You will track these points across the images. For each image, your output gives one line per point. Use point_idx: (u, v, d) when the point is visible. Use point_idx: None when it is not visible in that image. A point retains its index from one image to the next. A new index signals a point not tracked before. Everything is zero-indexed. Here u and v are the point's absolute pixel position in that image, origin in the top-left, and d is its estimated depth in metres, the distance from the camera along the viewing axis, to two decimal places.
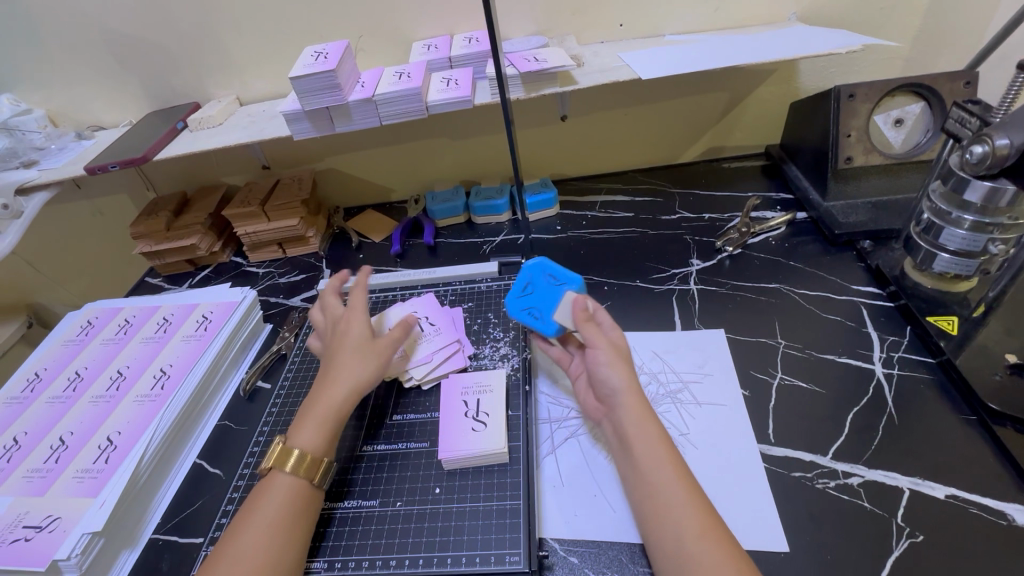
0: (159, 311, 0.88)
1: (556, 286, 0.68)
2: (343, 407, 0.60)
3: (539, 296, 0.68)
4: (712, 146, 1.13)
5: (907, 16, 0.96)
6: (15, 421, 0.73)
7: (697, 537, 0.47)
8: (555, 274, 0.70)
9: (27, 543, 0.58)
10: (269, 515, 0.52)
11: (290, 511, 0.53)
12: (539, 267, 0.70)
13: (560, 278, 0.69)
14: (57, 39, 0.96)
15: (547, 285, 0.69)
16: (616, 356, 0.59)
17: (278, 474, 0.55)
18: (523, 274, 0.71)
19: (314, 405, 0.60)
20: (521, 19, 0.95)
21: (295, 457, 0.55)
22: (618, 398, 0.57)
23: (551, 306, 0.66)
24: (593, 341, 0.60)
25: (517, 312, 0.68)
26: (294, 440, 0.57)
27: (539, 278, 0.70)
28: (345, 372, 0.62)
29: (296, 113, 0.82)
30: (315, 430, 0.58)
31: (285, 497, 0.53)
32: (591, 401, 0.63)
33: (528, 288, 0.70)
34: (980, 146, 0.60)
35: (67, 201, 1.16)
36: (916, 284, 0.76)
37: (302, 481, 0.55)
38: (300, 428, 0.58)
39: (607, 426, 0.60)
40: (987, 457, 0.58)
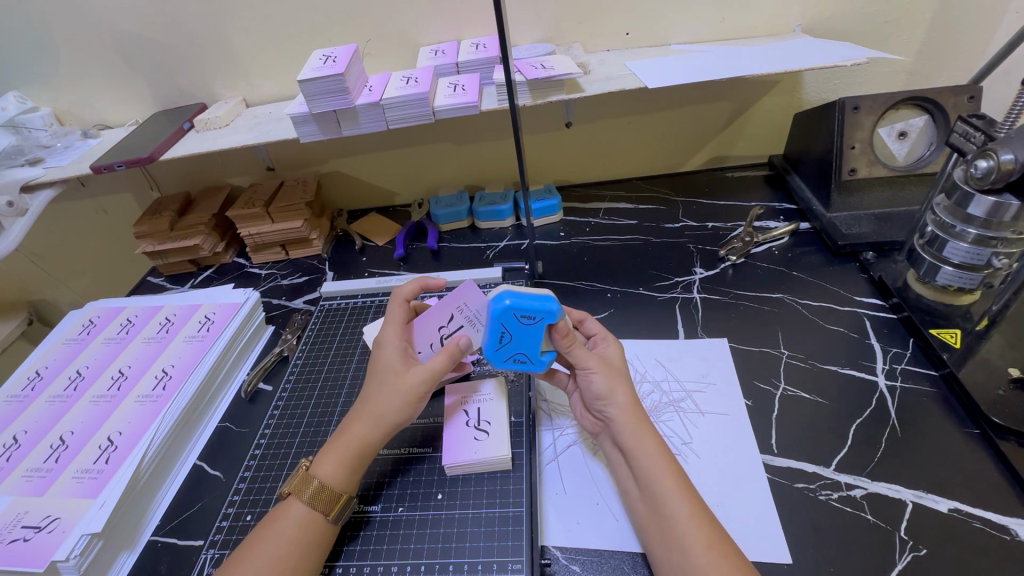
0: (162, 311, 0.88)
1: (532, 324, 0.57)
2: (374, 443, 0.58)
3: (518, 340, 0.59)
4: (716, 155, 1.14)
5: (911, 29, 0.97)
6: (15, 420, 0.73)
7: (701, 547, 0.47)
8: (526, 311, 0.56)
9: (26, 543, 0.57)
10: (280, 543, 0.51)
11: (303, 540, 0.52)
12: (506, 309, 0.56)
13: (535, 314, 0.57)
14: (66, 37, 0.96)
15: (521, 325, 0.58)
16: (609, 370, 0.59)
17: (295, 502, 0.54)
18: (492, 322, 0.58)
19: (341, 435, 0.58)
20: (528, 26, 0.96)
21: (316, 488, 0.54)
22: (615, 411, 0.57)
23: (534, 345, 0.59)
24: (584, 360, 0.59)
25: (503, 362, 0.61)
26: (317, 471, 0.55)
27: (512, 321, 0.57)
28: (376, 404, 0.59)
29: (303, 116, 0.82)
30: (339, 462, 0.56)
31: (298, 527, 0.52)
32: (587, 415, 0.63)
33: (503, 335, 0.59)
34: (985, 160, 0.61)
35: (70, 199, 1.16)
36: (919, 296, 0.76)
37: (320, 514, 0.53)
38: (324, 457, 0.57)
39: (606, 439, 0.60)
40: (989, 470, 0.58)
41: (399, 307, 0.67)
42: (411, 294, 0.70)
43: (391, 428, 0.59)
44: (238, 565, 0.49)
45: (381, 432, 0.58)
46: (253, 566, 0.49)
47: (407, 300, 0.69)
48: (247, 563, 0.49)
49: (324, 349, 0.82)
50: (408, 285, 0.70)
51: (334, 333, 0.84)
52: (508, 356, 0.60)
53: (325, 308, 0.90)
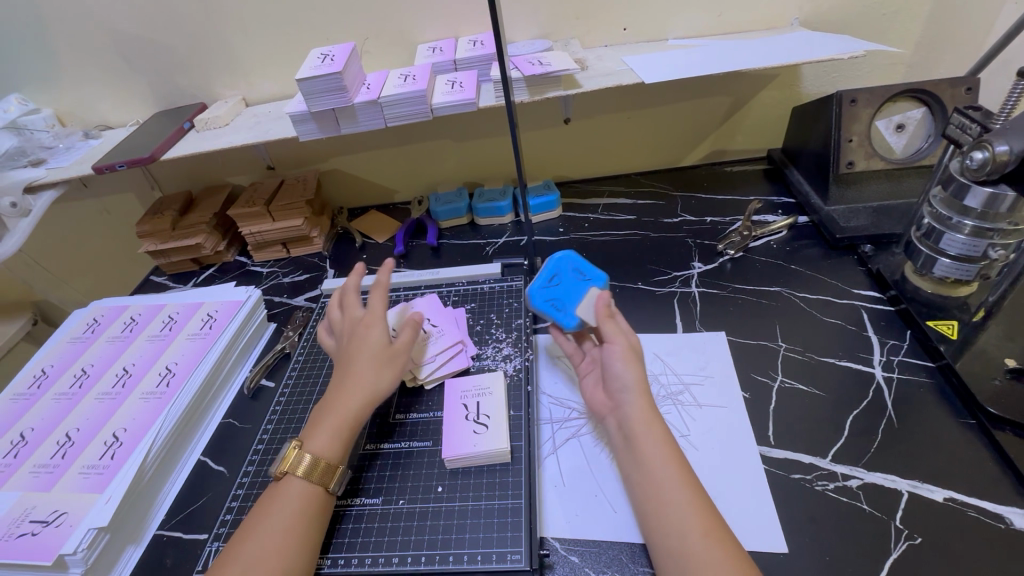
0: (165, 309, 0.89)
1: (582, 280, 0.70)
2: (359, 412, 0.60)
3: (563, 287, 0.70)
4: (714, 150, 1.14)
5: (909, 21, 0.97)
6: (21, 417, 0.74)
7: (700, 535, 0.48)
8: (581, 270, 0.72)
9: (33, 538, 0.58)
10: (285, 518, 0.52)
11: (305, 513, 0.53)
12: (564, 260, 0.72)
13: (587, 274, 0.71)
14: (66, 39, 0.97)
15: (573, 279, 0.71)
16: (631, 355, 0.61)
17: (292, 480, 0.55)
18: (547, 267, 0.72)
19: (333, 409, 0.59)
20: (526, 22, 0.96)
21: (312, 462, 0.55)
22: (628, 395, 0.59)
23: (577, 300, 0.68)
24: (614, 337, 0.61)
25: (539, 300, 0.69)
26: (310, 445, 0.57)
27: (565, 271, 0.71)
28: (353, 377, 0.61)
29: (302, 115, 0.83)
30: (330, 436, 0.58)
31: (301, 500, 0.53)
32: (597, 397, 0.64)
33: (553, 278, 0.71)
34: (981, 152, 0.61)
35: (72, 200, 1.17)
36: (917, 288, 0.77)
37: (318, 486, 0.55)
38: (317, 433, 0.58)
39: (610, 421, 0.60)
40: (985, 460, 0.59)
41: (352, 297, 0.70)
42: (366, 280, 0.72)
43: (373, 396, 0.61)
44: (251, 541, 0.50)
45: (367, 402, 0.60)
46: (260, 542, 0.50)
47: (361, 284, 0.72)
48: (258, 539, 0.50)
49: (325, 345, 0.83)
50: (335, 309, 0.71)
51: None
52: (546, 298, 0.69)
53: (326, 306, 0.90)
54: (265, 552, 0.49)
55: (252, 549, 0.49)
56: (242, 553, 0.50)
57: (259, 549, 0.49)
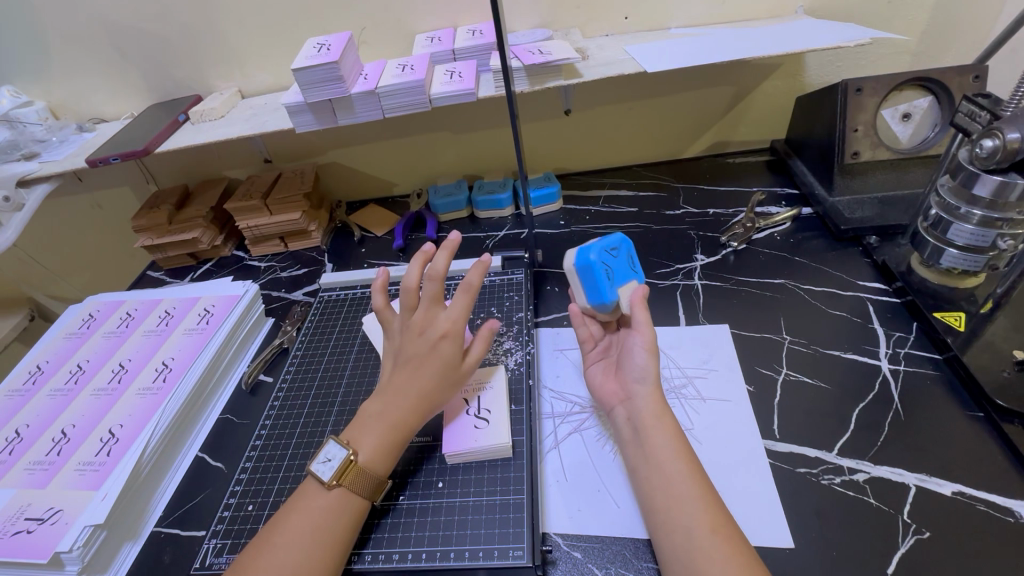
0: (161, 304, 0.88)
1: (630, 270, 0.68)
2: (410, 423, 0.59)
3: (616, 263, 0.66)
4: (717, 141, 1.12)
5: (915, 9, 0.95)
6: (16, 413, 0.73)
7: (709, 530, 0.47)
8: (631, 258, 0.69)
9: (29, 535, 0.58)
10: (331, 531, 0.51)
11: (349, 528, 0.53)
12: (625, 242, 0.69)
13: (636, 269, 0.69)
14: (58, 29, 0.95)
15: (624, 261, 0.67)
16: (653, 346, 0.60)
17: (346, 490, 0.53)
18: (612, 241, 0.67)
19: (386, 418, 0.58)
20: (526, 11, 0.94)
21: (364, 475, 0.54)
22: (643, 387, 0.59)
23: (620, 281, 0.65)
24: (646, 323, 0.60)
25: (591, 254, 0.63)
26: (365, 457, 0.55)
27: (623, 253, 0.67)
28: (411, 383, 0.59)
29: (299, 106, 0.81)
30: (382, 447, 0.57)
31: (348, 515, 0.53)
32: (607, 387, 0.64)
33: (613, 249, 0.66)
34: (990, 140, 0.61)
35: (66, 194, 1.16)
36: (923, 280, 0.75)
37: (364, 500, 0.55)
38: (370, 443, 0.56)
39: (619, 411, 0.60)
40: (994, 453, 0.58)
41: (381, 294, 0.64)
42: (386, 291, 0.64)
43: (423, 405, 0.59)
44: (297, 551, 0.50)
45: (419, 412, 0.59)
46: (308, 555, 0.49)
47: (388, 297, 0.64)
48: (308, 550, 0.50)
49: (323, 340, 0.82)
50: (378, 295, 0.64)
51: (333, 324, 0.84)
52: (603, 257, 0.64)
53: (325, 300, 0.89)
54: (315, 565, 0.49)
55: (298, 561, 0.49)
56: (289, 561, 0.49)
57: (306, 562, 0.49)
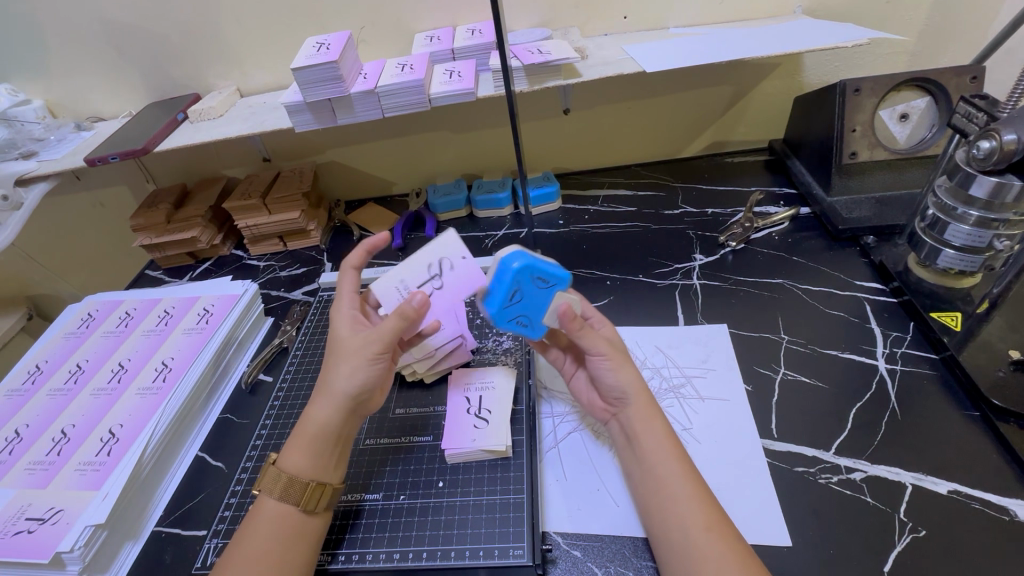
0: (160, 304, 0.88)
1: (544, 288, 0.56)
2: (331, 422, 0.56)
3: (527, 303, 0.57)
4: (715, 141, 1.12)
5: (913, 9, 0.96)
6: (17, 413, 0.73)
7: (703, 528, 0.48)
8: (542, 273, 0.55)
9: (30, 535, 0.58)
10: (262, 541, 0.51)
11: (283, 536, 0.51)
12: (522, 271, 0.54)
13: (550, 279, 0.56)
14: (55, 27, 0.94)
15: (535, 289, 0.56)
16: (620, 358, 0.58)
17: (268, 499, 0.54)
18: (504, 281, 0.55)
19: (304, 421, 0.57)
20: (524, 10, 0.94)
21: (281, 481, 0.54)
22: (626, 398, 0.57)
23: (540, 311, 0.58)
24: (596, 346, 0.57)
25: (504, 324, 0.58)
26: (282, 464, 0.55)
27: (525, 283, 0.55)
28: (329, 383, 0.57)
29: (298, 105, 0.81)
30: (302, 452, 0.55)
31: (275, 523, 0.52)
32: (595, 401, 0.62)
33: (512, 295, 0.56)
34: (988, 141, 0.61)
35: (64, 193, 1.16)
36: (919, 279, 0.76)
37: (292, 506, 0.53)
38: (290, 449, 0.56)
39: (614, 425, 0.60)
40: (989, 452, 0.58)
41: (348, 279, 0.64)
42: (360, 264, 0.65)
43: (348, 402, 0.57)
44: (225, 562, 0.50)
45: (338, 410, 0.56)
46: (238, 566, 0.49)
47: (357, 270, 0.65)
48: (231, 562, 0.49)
49: (323, 339, 0.82)
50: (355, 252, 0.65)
51: None
52: (512, 318, 0.58)
53: (324, 299, 0.89)
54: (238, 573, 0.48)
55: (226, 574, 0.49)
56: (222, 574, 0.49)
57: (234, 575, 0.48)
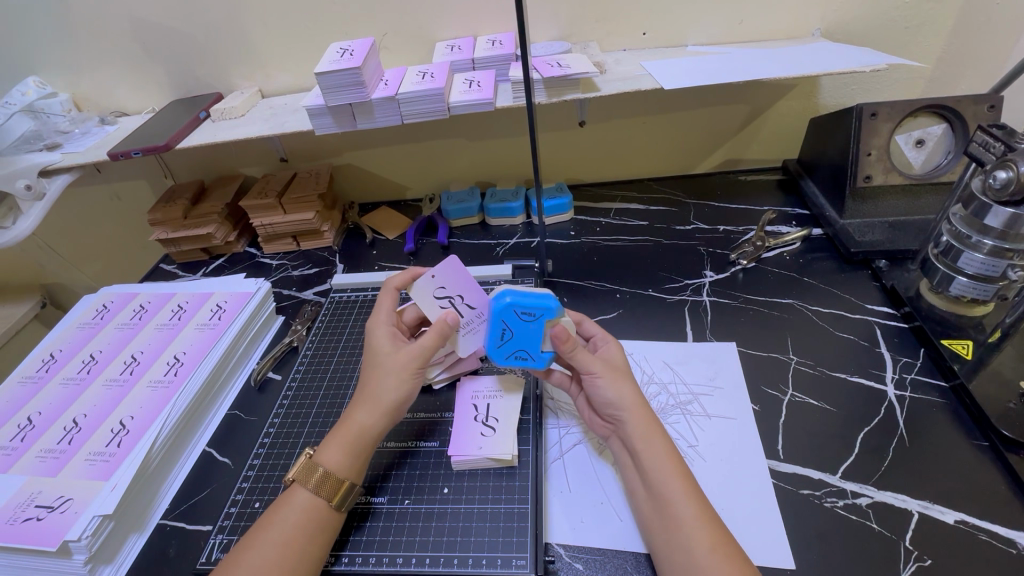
0: (174, 298, 0.89)
1: (531, 322, 0.60)
2: (373, 427, 0.59)
3: (519, 337, 0.61)
4: (729, 158, 1.13)
5: (932, 35, 0.96)
6: (29, 400, 0.74)
7: (707, 550, 0.48)
8: (525, 308, 0.60)
9: (39, 522, 0.58)
10: (287, 530, 0.51)
11: (307, 527, 0.52)
12: (507, 307, 0.60)
13: (534, 311, 0.60)
14: (86, 24, 0.97)
15: (522, 322, 0.60)
16: (614, 375, 0.59)
17: (300, 489, 0.54)
18: (493, 320, 0.61)
19: (344, 422, 0.59)
20: (545, 23, 0.96)
21: (318, 474, 0.55)
22: (624, 414, 0.57)
23: (537, 342, 0.61)
24: (588, 365, 0.59)
25: (504, 360, 0.63)
26: (321, 457, 0.56)
27: (512, 320, 0.60)
28: (373, 388, 0.60)
29: (319, 109, 0.82)
30: (342, 449, 0.57)
31: (303, 514, 0.53)
32: (595, 418, 0.63)
33: (504, 332, 0.62)
34: (1004, 171, 0.62)
35: (84, 184, 1.17)
36: (931, 305, 0.76)
37: (323, 501, 0.54)
38: (327, 445, 0.57)
39: (615, 441, 0.60)
40: (998, 483, 0.58)
41: (388, 299, 0.68)
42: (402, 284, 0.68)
43: (390, 411, 0.59)
44: (245, 552, 0.50)
45: (382, 418, 0.59)
46: (260, 552, 0.50)
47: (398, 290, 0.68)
48: (252, 554, 0.50)
49: (332, 340, 0.82)
50: (400, 274, 0.68)
51: (343, 325, 0.85)
52: (508, 353, 0.62)
53: (335, 301, 0.90)
54: (258, 566, 0.49)
55: (253, 560, 0.49)
56: (244, 560, 0.49)
57: (258, 561, 0.49)
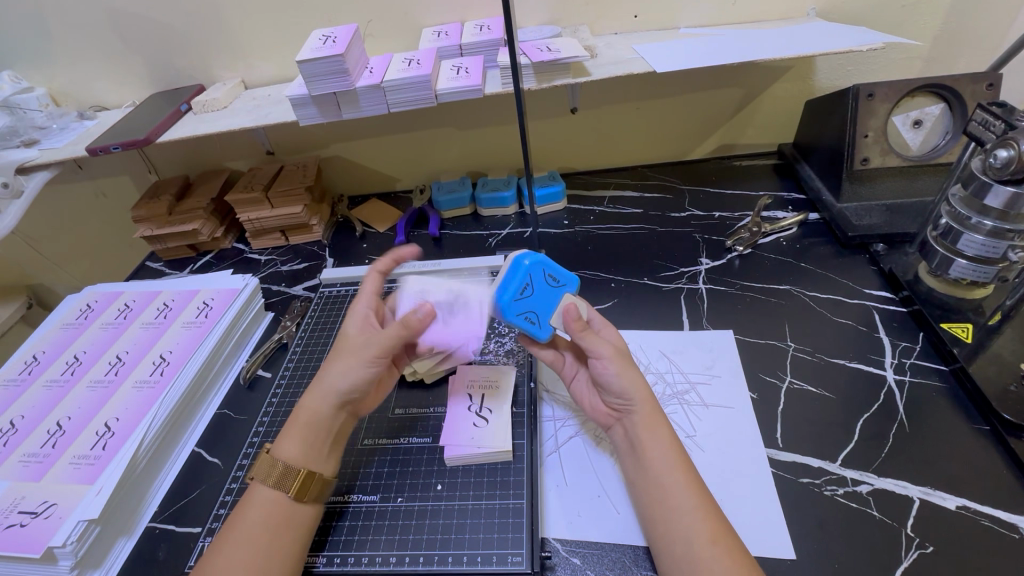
0: (159, 296, 0.87)
1: (554, 287, 0.60)
2: (324, 414, 0.57)
3: (538, 297, 0.59)
4: (724, 143, 1.11)
5: (929, 14, 0.94)
6: (13, 404, 0.72)
7: (708, 543, 0.47)
8: (553, 272, 0.60)
9: (23, 529, 0.57)
10: (251, 529, 0.50)
11: (272, 522, 0.51)
12: (535, 264, 0.59)
13: (560, 278, 0.60)
14: (59, 15, 0.93)
15: (544, 285, 0.60)
16: (623, 363, 0.57)
17: (260, 486, 0.53)
18: (519, 272, 0.58)
19: (296, 412, 0.57)
20: (534, 7, 0.93)
21: (276, 470, 0.53)
22: (633, 406, 0.56)
23: (549, 310, 0.60)
24: (596, 348, 0.57)
25: (511, 318, 0.59)
26: (276, 452, 0.55)
27: (536, 277, 0.59)
28: (329, 374, 0.58)
29: (302, 98, 0.80)
30: (297, 440, 0.55)
31: (267, 511, 0.51)
32: (599, 407, 0.61)
33: (525, 288, 0.59)
34: (1005, 150, 0.60)
35: (66, 181, 1.15)
36: (929, 289, 0.75)
37: (285, 494, 0.52)
38: (282, 438, 0.56)
39: (619, 431, 0.58)
40: (1000, 467, 0.57)
41: (372, 281, 0.68)
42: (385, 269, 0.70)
43: (338, 398, 0.58)
44: (212, 555, 0.49)
45: (332, 404, 0.57)
46: (227, 553, 0.48)
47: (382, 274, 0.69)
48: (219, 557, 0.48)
49: (323, 335, 0.81)
50: (385, 260, 0.70)
51: (334, 320, 0.83)
52: (521, 311, 0.59)
53: (324, 296, 0.88)
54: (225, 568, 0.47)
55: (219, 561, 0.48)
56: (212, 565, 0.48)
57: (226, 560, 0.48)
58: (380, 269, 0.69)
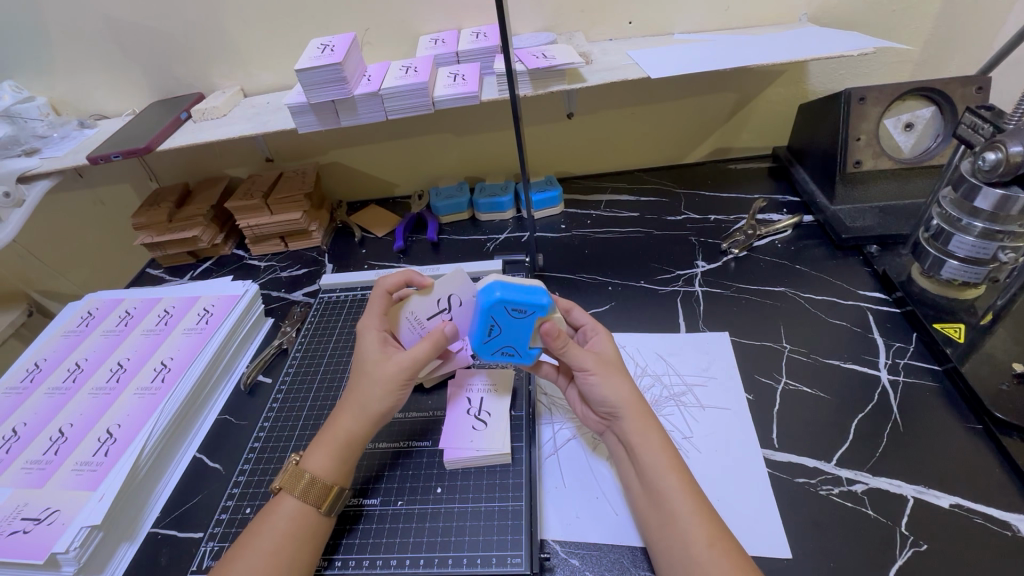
0: (161, 303, 0.88)
1: (521, 319, 0.58)
2: (358, 433, 0.58)
3: (507, 334, 0.59)
4: (719, 147, 1.12)
5: (919, 18, 0.95)
6: (14, 411, 0.73)
7: (705, 544, 0.47)
8: (517, 304, 0.57)
9: (26, 535, 0.57)
10: (274, 539, 0.51)
11: (297, 534, 0.52)
12: (496, 303, 0.56)
13: (525, 308, 0.57)
14: (60, 25, 0.94)
15: (510, 318, 0.58)
16: (606, 371, 0.58)
17: (287, 496, 0.54)
18: (481, 316, 0.58)
19: (329, 428, 0.58)
20: (530, 14, 0.95)
21: (304, 481, 0.54)
22: (620, 411, 0.56)
23: (524, 338, 0.60)
24: (580, 361, 0.58)
25: (492, 355, 0.62)
26: (306, 464, 0.55)
27: (500, 315, 0.57)
28: (360, 396, 0.58)
29: (301, 106, 0.81)
30: (328, 454, 0.56)
31: (292, 522, 0.52)
32: (589, 414, 0.62)
33: (493, 328, 0.59)
34: (993, 153, 0.61)
35: (66, 189, 1.15)
36: (922, 289, 0.76)
37: (311, 507, 0.53)
38: (313, 451, 0.57)
39: (611, 436, 0.59)
40: (992, 466, 0.58)
41: (380, 301, 0.65)
42: (394, 287, 0.67)
43: (376, 420, 0.58)
44: (234, 561, 0.49)
45: (366, 423, 0.58)
46: (250, 561, 0.49)
47: (390, 293, 0.67)
48: (241, 563, 0.49)
49: (323, 341, 0.82)
50: (394, 278, 0.68)
51: (333, 325, 0.84)
52: (496, 349, 0.61)
53: (324, 301, 0.89)
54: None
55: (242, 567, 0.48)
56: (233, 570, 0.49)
57: (250, 568, 0.48)
58: (388, 287, 0.67)
